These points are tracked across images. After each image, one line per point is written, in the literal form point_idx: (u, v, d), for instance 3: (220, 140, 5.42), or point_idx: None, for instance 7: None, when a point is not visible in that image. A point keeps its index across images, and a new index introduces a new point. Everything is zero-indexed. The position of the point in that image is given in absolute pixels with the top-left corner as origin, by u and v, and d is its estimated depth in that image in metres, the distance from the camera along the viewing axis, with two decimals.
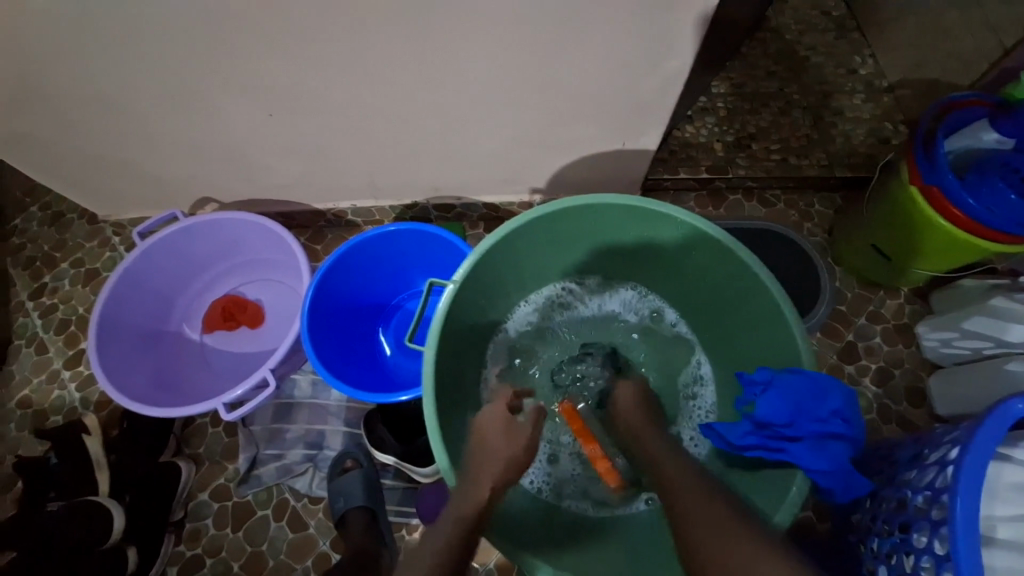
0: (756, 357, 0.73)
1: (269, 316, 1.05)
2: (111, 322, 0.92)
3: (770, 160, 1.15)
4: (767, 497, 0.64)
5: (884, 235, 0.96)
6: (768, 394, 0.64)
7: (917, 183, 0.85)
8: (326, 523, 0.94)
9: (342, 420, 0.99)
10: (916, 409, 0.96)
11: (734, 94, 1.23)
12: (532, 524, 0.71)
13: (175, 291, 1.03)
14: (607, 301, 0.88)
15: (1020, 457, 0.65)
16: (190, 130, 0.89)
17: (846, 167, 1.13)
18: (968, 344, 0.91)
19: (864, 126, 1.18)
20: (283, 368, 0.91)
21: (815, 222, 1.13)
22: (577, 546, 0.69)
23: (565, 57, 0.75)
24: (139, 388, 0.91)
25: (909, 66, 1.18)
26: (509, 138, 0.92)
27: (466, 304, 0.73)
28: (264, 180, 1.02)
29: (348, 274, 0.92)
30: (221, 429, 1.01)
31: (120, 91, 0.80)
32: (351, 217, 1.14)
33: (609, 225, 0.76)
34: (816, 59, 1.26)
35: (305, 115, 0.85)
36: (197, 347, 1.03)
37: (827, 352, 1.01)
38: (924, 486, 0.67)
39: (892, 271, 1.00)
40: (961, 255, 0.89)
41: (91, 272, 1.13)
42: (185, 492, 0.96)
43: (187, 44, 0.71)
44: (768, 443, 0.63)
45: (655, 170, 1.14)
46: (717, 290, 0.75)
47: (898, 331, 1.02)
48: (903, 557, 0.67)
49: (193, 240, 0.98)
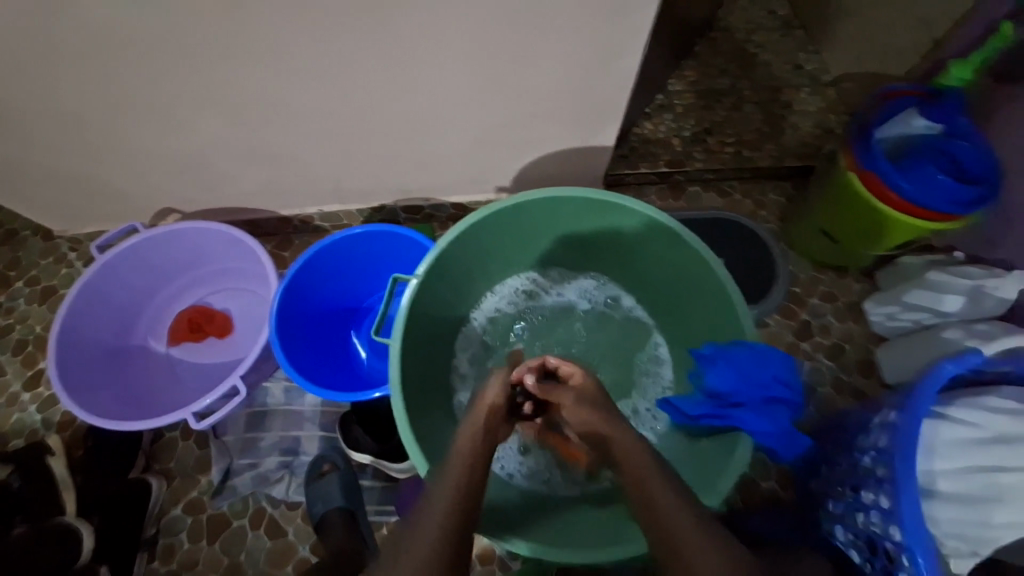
0: (706, 333, 0.78)
1: (238, 325, 1.04)
2: (71, 338, 0.90)
3: (723, 152, 1.20)
4: (718, 461, 0.67)
5: (828, 219, 1.02)
6: (717, 365, 0.69)
7: (854, 168, 0.91)
8: (305, 529, 0.94)
9: (318, 425, 0.99)
10: (867, 380, 1.02)
11: (690, 91, 1.28)
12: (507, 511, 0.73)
13: (138, 304, 1.01)
14: (570, 291, 0.91)
15: (955, 415, 0.70)
16: (149, 140, 0.88)
17: (795, 157, 1.19)
18: (910, 315, 0.98)
19: (810, 118, 1.25)
20: (254, 376, 0.91)
21: (769, 209, 1.18)
22: (541, 521, 0.72)
23: (520, 57, 0.77)
24: (104, 403, 0.89)
25: (849, 61, 1.25)
26: (473, 138, 0.94)
27: (430, 297, 0.76)
28: (228, 189, 1.02)
29: (317, 278, 0.92)
30: (192, 442, 0.99)
31: (73, 102, 0.79)
32: (319, 223, 1.14)
33: (566, 217, 0.79)
34: (764, 56, 1.33)
35: (266, 121, 0.85)
36: (164, 360, 1.01)
37: (784, 331, 1.07)
38: (870, 447, 0.72)
39: (840, 253, 1.06)
40: (902, 234, 0.94)
41: (49, 290, 1.10)
42: (157, 508, 0.94)
43: (141, 52, 0.71)
44: (719, 412, 0.69)
45: (617, 166, 1.18)
46: (669, 273, 0.80)
47: (848, 308, 1.08)
48: (856, 515, 0.72)
49: (155, 252, 0.97)
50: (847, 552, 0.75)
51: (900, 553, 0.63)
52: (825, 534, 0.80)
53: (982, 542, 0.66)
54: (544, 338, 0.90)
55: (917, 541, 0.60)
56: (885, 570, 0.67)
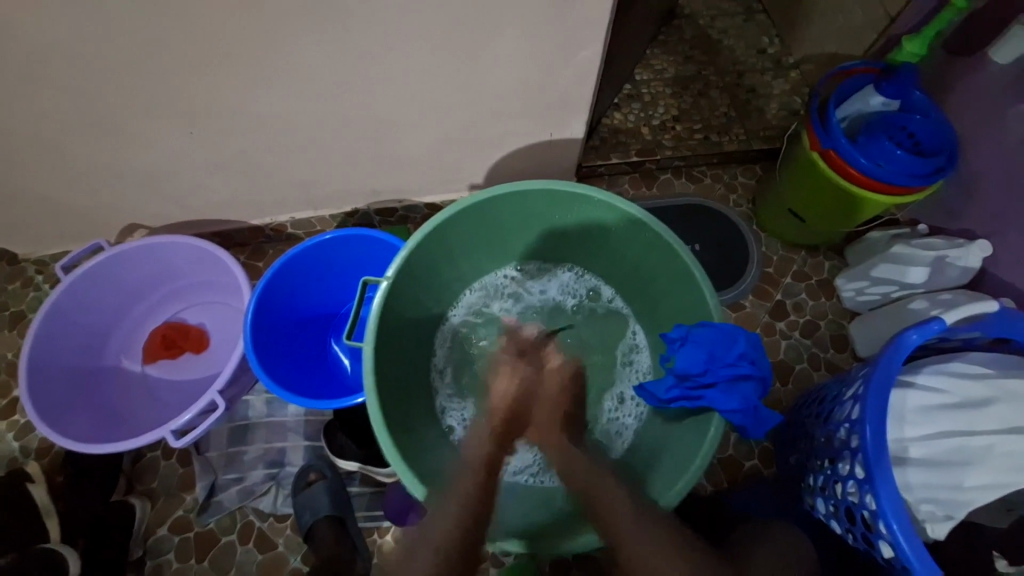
0: (678, 318, 0.79)
1: (215, 339, 1.03)
2: (42, 363, 0.88)
3: (693, 139, 1.22)
4: (692, 444, 0.69)
5: (795, 199, 1.04)
6: (685, 348, 0.70)
7: (816, 149, 0.93)
8: (295, 540, 0.93)
9: (302, 435, 0.99)
10: (841, 354, 1.05)
11: (657, 79, 1.29)
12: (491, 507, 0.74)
13: (109, 324, 0.99)
14: (546, 284, 0.92)
15: (921, 383, 0.72)
16: (111, 156, 0.86)
17: (762, 140, 1.21)
18: (879, 289, 1.01)
19: (775, 101, 1.27)
20: (232, 390, 0.90)
21: (740, 193, 1.20)
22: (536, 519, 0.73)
23: (482, 54, 0.77)
24: (80, 427, 0.87)
25: (810, 42, 1.27)
26: (441, 137, 0.94)
27: (403, 300, 0.76)
28: (195, 201, 1.00)
29: (290, 286, 0.91)
30: (174, 460, 0.98)
31: (27, 121, 0.77)
32: (291, 230, 1.13)
33: (535, 212, 0.80)
34: (728, 42, 1.34)
35: (229, 131, 0.84)
36: (141, 378, 1.00)
37: (760, 312, 1.08)
38: (843, 419, 0.73)
39: (808, 231, 1.08)
40: (868, 209, 0.95)
41: (16, 315, 1.08)
42: (142, 530, 0.93)
43: (95, 68, 0.70)
44: (690, 394, 0.70)
45: (588, 158, 1.18)
46: (642, 263, 0.81)
47: (821, 286, 1.10)
48: (834, 487, 0.74)
49: (123, 269, 0.95)
50: (829, 522, 0.77)
51: (876, 521, 0.64)
52: (807, 507, 0.82)
53: (956, 505, 0.67)
54: None
55: (889, 507, 0.61)
56: (864, 538, 0.69)
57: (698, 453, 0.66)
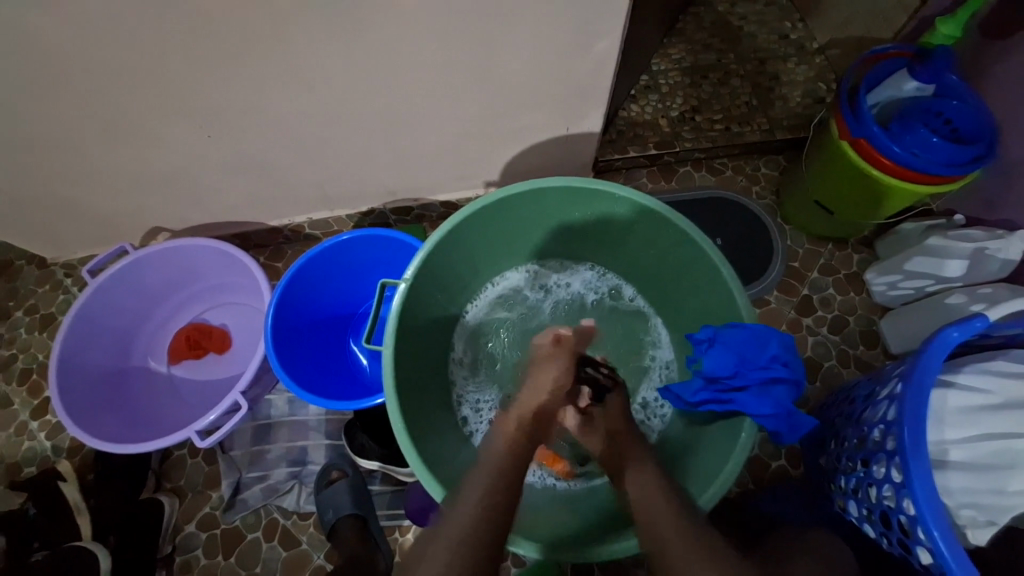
0: (702, 316, 0.77)
1: (236, 339, 1.05)
2: (71, 365, 0.90)
3: (713, 130, 1.18)
4: (722, 449, 0.67)
5: (824, 191, 1.00)
6: (714, 349, 0.68)
7: (846, 138, 0.89)
8: (318, 537, 0.95)
9: (323, 433, 1.00)
10: (871, 351, 1.01)
11: (675, 69, 1.26)
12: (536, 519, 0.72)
13: (135, 326, 1.01)
14: (569, 283, 0.91)
15: (962, 382, 0.69)
16: (131, 161, 0.87)
17: (786, 130, 1.17)
18: (912, 283, 0.97)
19: (800, 88, 1.22)
20: (255, 390, 0.91)
21: (763, 185, 1.16)
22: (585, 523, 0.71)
23: (495, 48, 0.76)
24: (109, 427, 0.89)
25: (835, 27, 1.22)
26: (455, 135, 0.93)
27: (422, 299, 0.75)
28: (215, 204, 1.02)
29: (309, 285, 0.92)
30: (200, 458, 1.00)
31: (51, 127, 0.78)
32: (309, 231, 1.14)
33: (555, 209, 0.78)
34: (749, 28, 1.29)
35: (245, 133, 0.85)
36: (166, 379, 1.02)
37: (785, 308, 1.05)
38: (878, 420, 0.70)
39: (836, 224, 1.04)
40: (901, 200, 0.91)
41: (47, 317, 1.11)
42: (171, 527, 0.95)
43: (112, 74, 0.71)
44: (720, 397, 0.68)
45: (605, 152, 1.16)
46: (665, 258, 0.79)
47: (849, 280, 1.07)
48: (868, 489, 0.71)
49: (147, 272, 0.97)
50: (862, 526, 0.74)
51: (914, 527, 0.61)
52: (839, 509, 0.80)
53: (998, 510, 0.65)
54: None
55: (929, 512, 0.59)
56: (901, 543, 0.66)
57: (727, 459, 0.64)
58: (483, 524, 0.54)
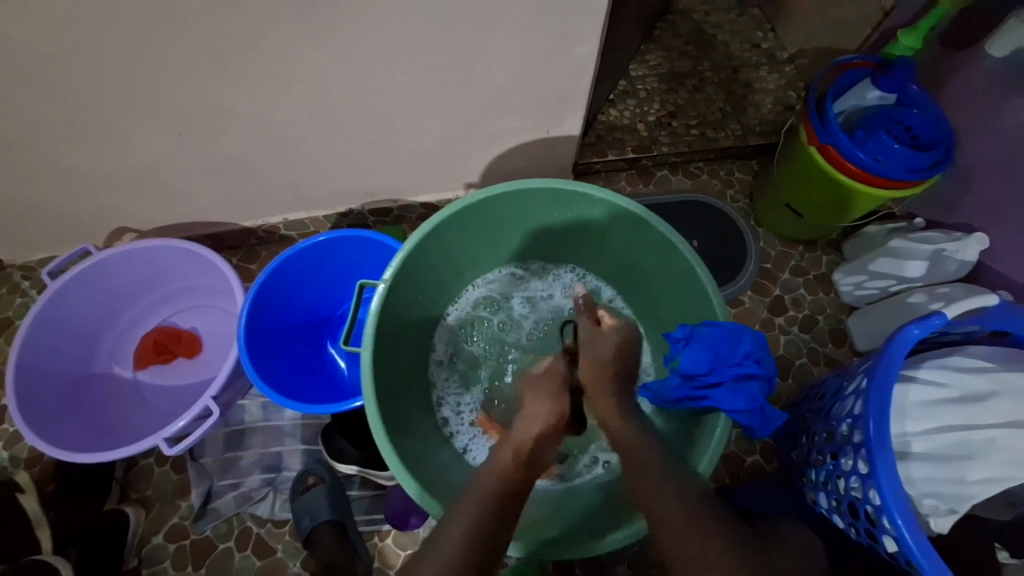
0: (679, 317, 0.78)
1: (207, 343, 1.01)
2: (31, 371, 0.86)
3: (689, 134, 1.21)
4: (698, 444, 0.68)
5: (794, 194, 1.03)
6: (690, 347, 0.70)
7: (814, 143, 0.92)
8: (294, 545, 0.92)
9: (299, 438, 0.97)
10: (840, 349, 1.05)
11: (652, 75, 1.28)
12: (517, 519, 0.71)
13: (100, 330, 0.97)
14: (550, 285, 0.92)
15: (923, 377, 0.73)
16: (96, 159, 0.84)
17: (758, 136, 1.21)
18: (876, 283, 1.02)
19: (771, 96, 1.26)
20: (227, 396, 0.89)
21: (737, 189, 1.20)
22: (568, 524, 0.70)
23: (476, 51, 0.76)
24: (71, 436, 0.85)
25: (804, 37, 1.27)
26: (436, 136, 0.93)
27: (402, 300, 0.75)
28: (187, 204, 0.98)
29: (285, 287, 0.90)
30: (169, 467, 0.96)
31: (9, 123, 0.75)
32: (284, 231, 1.11)
33: (535, 210, 0.79)
34: (723, 37, 1.33)
35: (218, 132, 0.82)
36: (132, 385, 0.98)
37: (758, 308, 1.08)
38: (845, 414, 0.73)
39: (805, 226, 1.08)
40: (866, 204, 0.95)
41: (3, 322, 1.05)
42: (137, 539, 0.91)
43: (78, 69, 0.68)
44: (695, 393, 0.70)
45: (585, 155, 1.17)
46: (642, 260, 0.80)
47: (818, 280, 1.10)
48: (837, 482, 0.73)
49: (113, 273, 0.93)
50: (832, 517, 0.76)
51: (880, 516, 0.63)
52: (810, 502, 0.82)
53: (960, 500, 0.67)
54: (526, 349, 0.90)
55: (893, 501, 0.61)
56: (868, 533, 0.68)
57: (704, 454, 0.66)
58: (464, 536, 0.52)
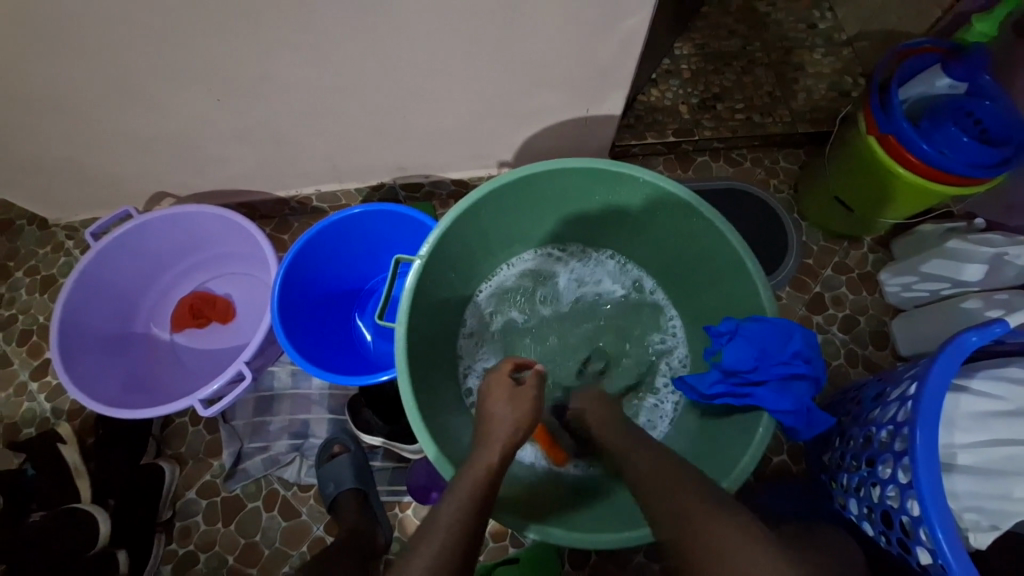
0: (720, 308, 0.76)
1: (240, 309, 1.03)
2: (74, 329, 0.89)
3: (734, 119, 1.15)
4: (734, 443, 0.67)
5: (845, 186, 0.98)
6: (733, 342, 0.68)
7: (874, 134, 0.86)
8: (318, 510, 0.95)
9: (326, 408, 0.99)
10: (880, 352, 1.01)
11: (698, 54, 1.22)
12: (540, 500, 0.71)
13: (139, 292, 1.00)
14: (587, 269, 0.90)
15: (976, 388, 0.69)
16: (135, 122, 0.84)
17: (809, 123, 1.14)
18: (928, 286, 0.96)
19: (825, 80, 1.19)
20: (259, 361, 0.90)
21: (781, 178, 1.14)
22: (582, 509, 0.70)
23: (520, 22, 0.72)
24: (109, 393, 0.88)
25: (865, 17, 1.18)
26: (471, 111, 0.90)
27: (436, 277, 0.74)
28: (221, 171, 0.99)
29: (318, 259, 0.90)
30: (201, 427, 1.00)
31: (52, 85, 0.75)
32: (316, 203, 1.12)
33: (577, 191, 0.76)
34: (777, 15, 1.25)
35: (255, 100, 0.82)
36: (169, 347, 1.01)
37: (795, 304, 1.05)
38: (887, 421, 0.70)
39: (856, 221, 1.02)
40: (922, 200, 0.89)
41: (48, 279, 1.09)
42: (170, 492, 0.95)
43: (118, 33, 0.67)
44: (737, 390, 0.67)
45: (622, 137, 1.13)
46: (683, 248, 0.78)
47: (861, 280, 1.06)
48: (871, 489, 0.71)
49: (150, 238, 0.95)
50: (861, 524, 0.74)
51: (917, 528, 0.61)
52: (838, 507, 0.80)
53: (1002, 516, 0.64)
54: (558, 332, 0.91)
55: (935, 515, 0.58)
56: (900, 543, 0.66)
57: (745, 452, 0.64)
58: (466, 521, 0.53)
